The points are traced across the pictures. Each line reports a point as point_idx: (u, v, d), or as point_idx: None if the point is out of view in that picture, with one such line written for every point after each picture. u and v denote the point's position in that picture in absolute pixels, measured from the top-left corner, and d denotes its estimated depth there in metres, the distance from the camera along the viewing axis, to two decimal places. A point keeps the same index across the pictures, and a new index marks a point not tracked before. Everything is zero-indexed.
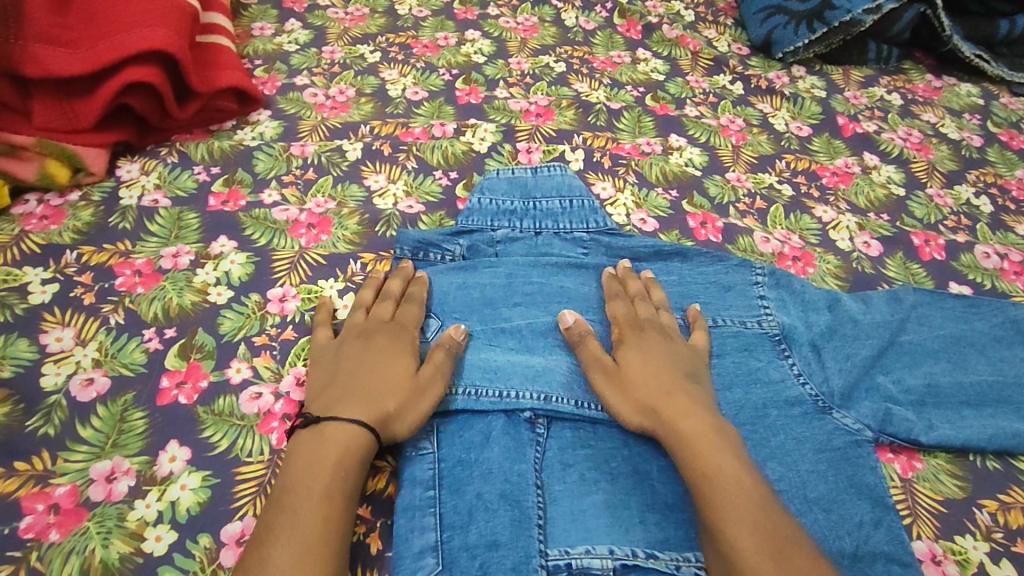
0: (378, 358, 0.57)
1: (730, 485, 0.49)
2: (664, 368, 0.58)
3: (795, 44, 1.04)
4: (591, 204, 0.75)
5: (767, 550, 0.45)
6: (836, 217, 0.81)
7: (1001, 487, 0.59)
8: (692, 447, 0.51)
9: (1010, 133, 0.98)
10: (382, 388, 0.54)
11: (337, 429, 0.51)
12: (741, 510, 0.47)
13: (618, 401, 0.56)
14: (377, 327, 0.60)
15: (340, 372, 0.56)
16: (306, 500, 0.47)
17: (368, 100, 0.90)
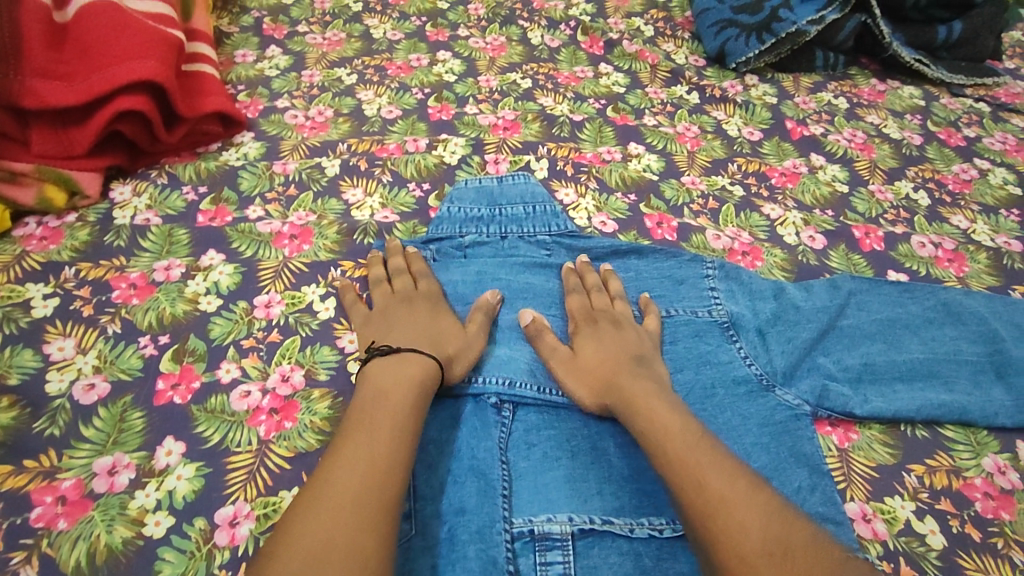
0: (422, 319, 0.67)
1: (664, 433, 0.55)
2: (615, 353, 0.64)
3: (746, 55, 1.11)
4: (553, 208, 0.81)
5: (699, 481, 0.50)
6: (783, 214, 0.87)
7: (928, 452, 0.64)
8: (634, 412, 0.58)
9: (948, 131, 1.05)
10: (436, 338, 0.64)
11: (411, 371, 0.59)
12: (675, 453, 0.53)
13: (581, 387, 0.62)
14: (417, 296, 0.69)
15: (402, 324, 0.66)
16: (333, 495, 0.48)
17: (346, 120, 0.96)
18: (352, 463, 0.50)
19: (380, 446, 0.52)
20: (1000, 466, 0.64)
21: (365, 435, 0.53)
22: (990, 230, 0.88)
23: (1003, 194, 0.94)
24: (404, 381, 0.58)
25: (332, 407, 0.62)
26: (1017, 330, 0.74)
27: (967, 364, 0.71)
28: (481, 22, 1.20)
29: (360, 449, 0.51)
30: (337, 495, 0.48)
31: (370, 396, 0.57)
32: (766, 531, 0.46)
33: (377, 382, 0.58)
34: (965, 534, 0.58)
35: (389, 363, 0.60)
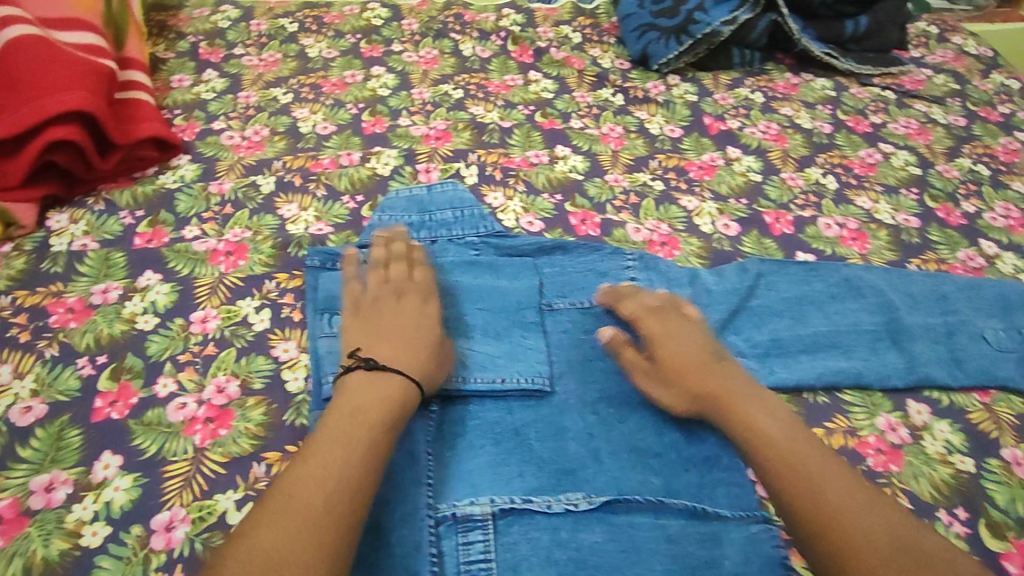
0: (407, 322, 0.67)
1: (769, 443, 0.57)
2: (698, 354, 0.66)
3: (667, 56, 1.17)
4: (480, 211, 0.85)
5: (817, 490, 0.53)
6: (700, 205, 0.92)
7: (828, 416, 0.69)
8: (736, 419, 0.61)
9: (856, 119, 1.13)
10: (415, 346, 0.65)
11: (388, 391, 0.59)
12: (787, 464, 0.56)
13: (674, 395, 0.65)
14: (408, 291, 0.70)
15: (388, 322, 0.67)
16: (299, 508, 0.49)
17: (282, 137, 0.99)
18: (316, 479, 0.51)
19: (354, 461, 0.53)
20: (892, 424, 0.69)
21: (340, 450, 0.53)
22: (891, 209, 0.95)
23: (904, 175, 1.01)
24: (383, 400, 0.58)
25: (266, 413, 0.65)
26: (910, 299, 0.80)
27: (867, 333, 0.76)
28: (414, 36, 1.24)
29: (332, 464, 0.52)
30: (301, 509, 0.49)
31: (345, 409, 0.57)
32: (891, 543, 0.50)
33: (353, 396, 0.58)
34: None
35: (366, 379, 0.60)
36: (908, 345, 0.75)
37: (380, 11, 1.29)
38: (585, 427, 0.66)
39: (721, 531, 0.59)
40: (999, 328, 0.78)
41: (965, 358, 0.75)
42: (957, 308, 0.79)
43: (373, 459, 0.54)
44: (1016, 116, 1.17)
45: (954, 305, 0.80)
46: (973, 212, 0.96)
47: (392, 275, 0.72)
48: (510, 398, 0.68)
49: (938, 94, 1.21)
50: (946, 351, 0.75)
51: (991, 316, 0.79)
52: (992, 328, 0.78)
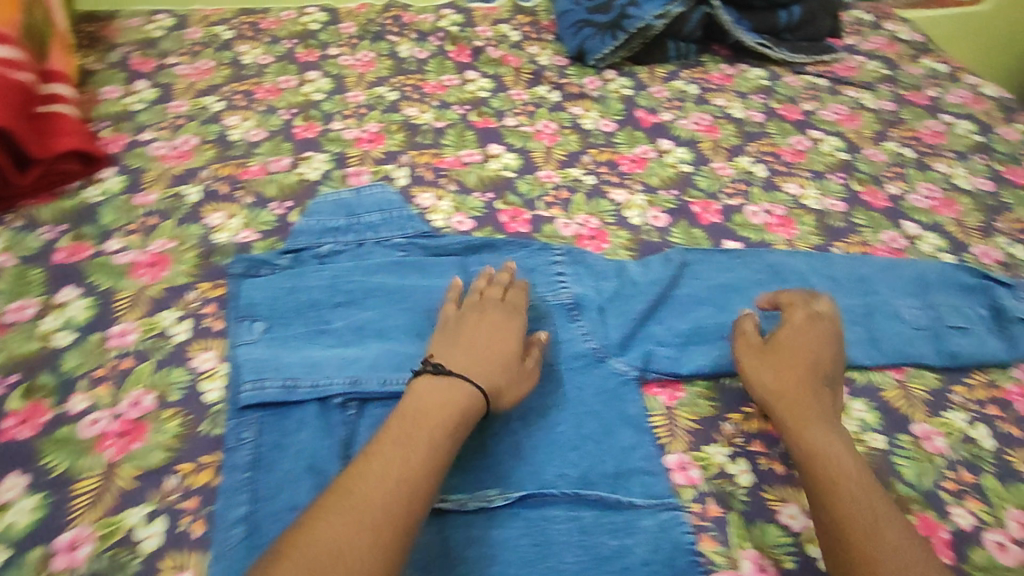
0: (488, 334, 0.67)
1: (838, 462, 0.58)
2: (819, 364, 0.66)
3: (602, 52, 1.17)
4: (408, 213, 0.85)
5: (864, 516, 0.53)
6: (629, 198, 0.93)
7: (745, 401, 0.71)
8: (805, 429, 0.61)
9: (788, 107, 1.15)
10: (488, 360, 0.65)
11: (456, 398, 0.60)
12: (843, 482, 0.56)
13: (765, 385, 0.65)
14: (493, 307, 0.71)
15: (472, 337, 0.67)
16: (363, 504, 0.50)
17: (211, 146, 0.98)
18: (378, 478, 0.52)
19: (414, 463, 0.54)
20: None
21: (402, 453, 0.54)
22: (818, 194, 0.97)
23: (832, 160, 1.03)
24: (441, 403, 0.59)
25: (182, 424, 0.64)
26: (831, 282, 0.82)
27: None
28: (352, 39, 1.23)
29: (394, 467, 0.53)
30: (367, 505, 0.50)
31: (413, 411, 0.58)
32: None
33: (430, 396, 0.60)
34: (770, 469, 0.65)
35: (434, 385, 0.61)
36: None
37: (318, 15, 1.29)
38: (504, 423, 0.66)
39: (632, 520, 0.59)
40: (916, 306, 0.80)
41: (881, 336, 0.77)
42: (876, 289, 0.81)
43: (435, 471, 0.55)
44: (943, 99, 1.21)
45: (874, 286, 0.82)
46: (897, 194, 0.98)
47: (485, 295, 0.72)
48: None
49: (869, 80, 1.24)
50: (864, 331, 0.77)
51: (909, 295, 0.81)
52: (909, 307, 0.80)
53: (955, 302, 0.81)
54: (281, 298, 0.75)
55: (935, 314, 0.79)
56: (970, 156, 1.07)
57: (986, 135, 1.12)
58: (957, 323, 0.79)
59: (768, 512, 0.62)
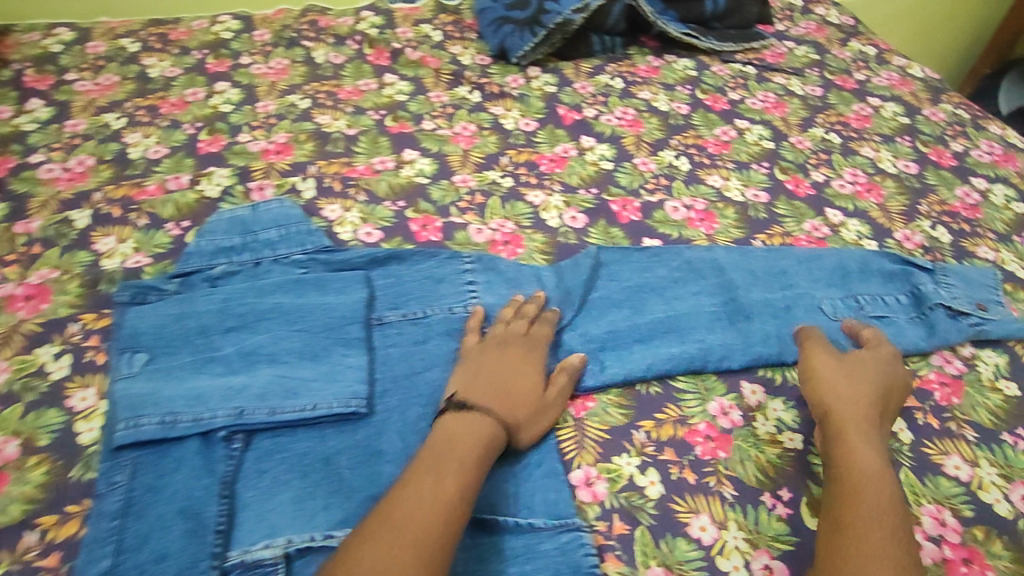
0: (514, 365, 0.64)
1: (876, 475, 0.56)
2: (887, 394, 0.65)
3: (523, 49, 1.14)
4: (308, 227, 0.81)
5: (891, 538, 0.51)
6: (546, 199, 0.90)
7: (658, 407, 0.68)
8: (860, 449, 0.59)
9: (714, 97, 1.13)
10: (516, 397, 0.62)
11: (477, 433, 0.58)
12: (879, 506, 0.54)
13: (835, 400, 0.63)
14: (514, 340, 0.67)
15: (489, 370, 0.64)
16: (405, 526, 0.49)
17: (108, 166, 0.92)
18: (414, 502, 0.51)
19: (447, 489, 0.53)
20: (724, 408, 0.68)
21: (433, 479, 0.53)
22: (741, 185, 0.95)
23: (757, 150, 1.01)
24: (465, 432, 0.58)
25: (48, 472, 0.60)
26: (750, 276, 0.79)
27: (705, 315, 0.75)
28: (265, 47, 1.18)
29: (428, 493, 0.52)
30: (405, 528, 0.49)
31: (446, 441, 0.57)
32: None
33: (457, 429, 0.58)
34: (682, 479, 0.62)
35: (456, 420, 0.59)
36: (743, 323, 0.74)
37: (231, 23, 1.23)
38: (402, 449, 0.64)
39: (532, 544, 0.56)
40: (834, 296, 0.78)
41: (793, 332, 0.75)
42: (795, 282, 0.79)
43: (467, 495, 0.53)
44: (869, 83, 1.20)
45: (793, 279, 0.79)
46: (822, 180, 0.97)
47: (511, 328, 0.69)
48: (324, 425, 0.65)
49: (798, 66, 1.23)
50: (781, 326, 0.74)
51: (828, 286, 0.79)
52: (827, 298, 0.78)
53: (874, 291, 0.79)
54: (167, 325, 0.70)
55: (853, 304, 0.77)
56: (895, 139, 1.07)
57: (912, 116, 1.12)
58: (875, 312, 0.77)
59: (677, 525, 0.59)
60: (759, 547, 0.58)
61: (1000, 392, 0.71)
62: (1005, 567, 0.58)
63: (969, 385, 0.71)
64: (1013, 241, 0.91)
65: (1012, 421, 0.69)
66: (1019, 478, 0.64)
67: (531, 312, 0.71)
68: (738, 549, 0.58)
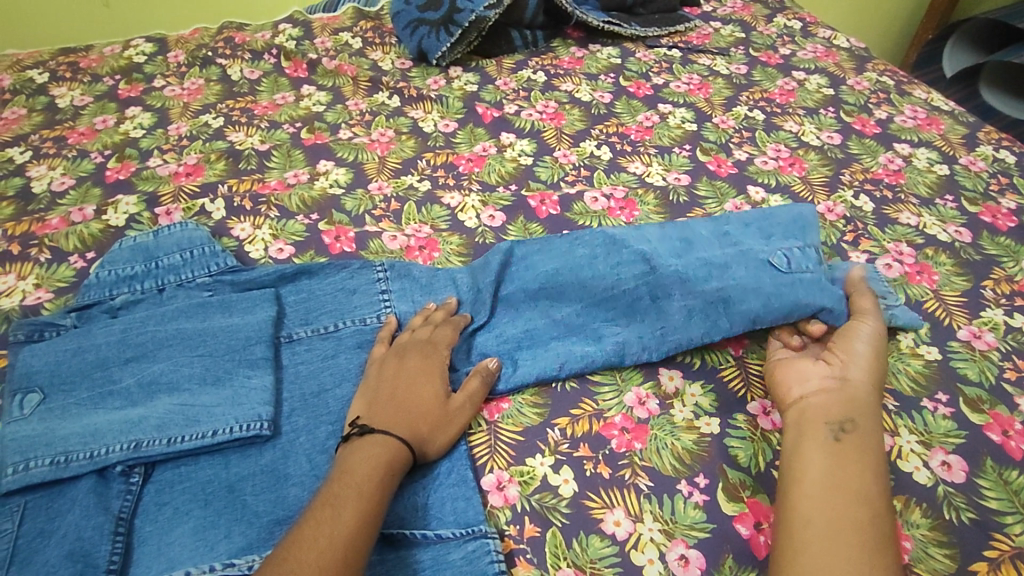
0: (413, 377, 0.62)
1: (875, 454, 0.56)
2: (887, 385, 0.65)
3: (440, 50, 1.12)
4: (212, 248, 0.78)
5: (880, 515, 0.51)
6: (463, 200, 0.88)
7: (574, 403, 0.66)
8: (877, 432, 0.58)
9: (638, 83, 1.11)
10: (418, 409, 0.60)
11: (376, 452, 0.55)
12: (883, 495, 0.53)
13: (864, 374, 0.62)
14: (412, 348, 0.65)
15: (387, 386, 0.61)
16: (302, 563, 0.45)
17: (10, 202, 0.90)
18: (311, 536, 0.47)
19: (346, 519, 0.49)
20: (641, 398, 0.66)
21: (332, 510, 0.50)
22: (662, 170, 0.93)
23: (679, 133, 1.00)
24: (368, 458, 0.54)
25: None
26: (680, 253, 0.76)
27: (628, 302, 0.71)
28: (180, 68, 1.16)
29: (325, 527, 0.48)
30: (303, 567, 0.45)
31: (343, 469, 0.54)
32: None
33: (357, 454, 0.55)
34: (596, 475, 0.60)
35: (355, 445, 0.56)
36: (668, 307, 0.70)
37: (144, 46, 1.20)
38: (310, 468, 0.60)
39: (440, 555, 0.54)
40: (780, 260, 0.73)
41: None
42: (739, 251, 0.74)
43: (370, 523, 0.50)
44: (795, 56, 1.20)
45: (735, 250, 0.75)
46: (745, 158, 0.96)
47: (411, 335, 0.67)
48: (228, 450, 0.61)
49: (723, 45, 1.23)
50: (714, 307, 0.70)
51: (776, 254, 0.74)
52: (773, 265, 0.73)
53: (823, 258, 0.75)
54: (62, 361, 0.65)
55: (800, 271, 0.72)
56: (819, 110, 1.06)
57: (836, 87, 1.12)
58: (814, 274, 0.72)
59: (590, 522, 0.57)
60: (676, 537, 0.56)
61: (921, 357, 0.70)
62: (923, 536, 0.56)
63: (888, 354, 0.70)
64: (936, 204, 0.90)
65: (932, 386, 0.68)
66: (939, 444, 0.63)
67: (438, 318, 0.69)
68: (653, 542, 0.56)
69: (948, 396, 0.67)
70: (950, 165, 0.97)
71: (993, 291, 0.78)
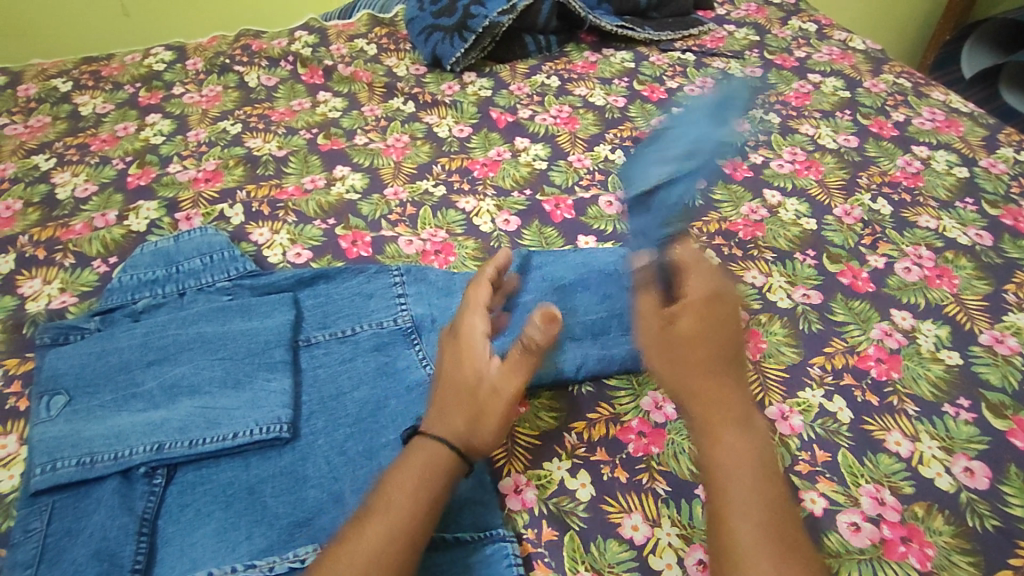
0: (448, 364, 0.59)
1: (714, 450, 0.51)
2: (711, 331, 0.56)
3: (454, 55, 1.13)
4: (231, 253, 0.80)
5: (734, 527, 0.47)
6: (478, 204, 0.89)
7: (591, 406, 0.66)
8: (707, 423, 0.53)
9: (652, 87, 1.12)
10: (453, 400, 0.57)
11: (412, 458, 0.54)
12: (734, 498, 0.48)
13: (661, 369, 0.57)
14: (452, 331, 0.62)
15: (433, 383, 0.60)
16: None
17: (36, 208, 0.92)
18: (337, 555, 0.47)
19: (373, 533, 0.48)
20: (657, 402, 0.66)
21: (360, 526, 0.49)
22: None
23: None
24: (402, 468, 0.53)
25: None
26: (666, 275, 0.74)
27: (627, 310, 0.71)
28: (198, 75, 1.17)
29: (350, 544, 0.48)
30: None
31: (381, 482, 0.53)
32: None
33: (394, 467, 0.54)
34: (614, 479, 0.60)
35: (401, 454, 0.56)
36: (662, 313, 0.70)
37: (163, 55, 1.22)
38: (328, 471, 0.60)
39: (458, 559, 0.53)
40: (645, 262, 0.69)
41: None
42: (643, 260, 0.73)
43: (399, 534, 0.49)
44: (810, 59, 1.19)
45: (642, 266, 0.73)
46: (760, 162, 0.96)
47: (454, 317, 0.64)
48: (248, 452, 0.61)
49: (737, 48, 1.22)
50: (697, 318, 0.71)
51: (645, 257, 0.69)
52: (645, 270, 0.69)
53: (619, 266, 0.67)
54: (88, 363, 0.67)
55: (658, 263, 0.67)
56: (835, 114, 1.05)
57: (852, 90, 1.11)
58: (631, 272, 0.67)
59: (608, 526, 0.57)
60: (694, 542, 0.56)
61: (941, 362, 0.69)
62: (945, 543, 0.56)
63: (908, 358, 0.70)
64: (956, 207, 0.89)
65: (953, 391, 0.67)
66: (961, 450, 0.62)
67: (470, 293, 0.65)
68: (670, 547, 0.56)
69: (970, 401, 0.66)
70: (970, 167, 0.96)
71: (1015, 295, 0.77)
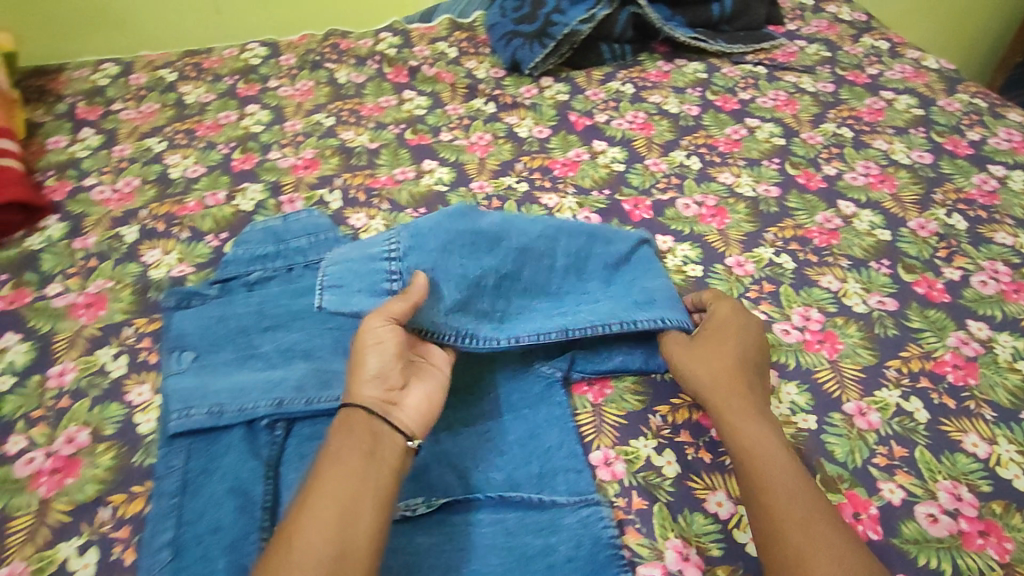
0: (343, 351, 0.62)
1: (751, 437, 0.58)
2: (736, 347, 0.66)
3: (534, 60, 1.18)
4: (335, 234, 0.86)
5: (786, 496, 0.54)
6: (560, 201, 0.94)
7: (675, 391, 0.69)
8: (741, 414, 0.60)
9: (724, 98, 1.15)
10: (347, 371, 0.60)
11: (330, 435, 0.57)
12: (778, 475, 0.55)
13: (693, 368, 0.64)
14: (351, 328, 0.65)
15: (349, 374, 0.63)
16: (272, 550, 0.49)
17: (152, 185, 1.00)
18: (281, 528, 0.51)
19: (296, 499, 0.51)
20: None
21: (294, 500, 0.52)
22: (752, 181, 0.96)
23: (768, 147, 1.03)
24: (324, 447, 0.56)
25: (115, 456, 0.66)
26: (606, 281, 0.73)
27: (569, 276, 0.72)
28: (291, 70, 1.26)
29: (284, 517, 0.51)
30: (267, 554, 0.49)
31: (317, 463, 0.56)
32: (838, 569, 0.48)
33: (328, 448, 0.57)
34: (698, 459, 0.64)
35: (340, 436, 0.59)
36: (603, 283, 0.73)
37: (258, 50, 1.31)
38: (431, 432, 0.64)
39: (556, 518, 0.58)
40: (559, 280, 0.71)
41: (794, 319, 0.75)
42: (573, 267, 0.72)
43: (309, 489, 0.51)
44: (883, 76, 1.21)
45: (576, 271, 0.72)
46: (834, 174, 0.98)
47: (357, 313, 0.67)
48: None
49: (809, 63, 1.25)
50: (635, 269, 0.74)
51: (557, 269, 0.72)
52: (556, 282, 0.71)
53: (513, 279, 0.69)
54: (212, 326, 0.74)
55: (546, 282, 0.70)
56: (909, 130, 1.07)
57: (926, 108, 1.13)
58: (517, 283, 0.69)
59: (694, 501, 0.61)
60: None
61: (1018, 372, 0.71)
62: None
63: (985, 366, 0.71)
64: None
65: None
66: None
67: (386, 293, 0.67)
68: None
69: None
70: None
71: None
